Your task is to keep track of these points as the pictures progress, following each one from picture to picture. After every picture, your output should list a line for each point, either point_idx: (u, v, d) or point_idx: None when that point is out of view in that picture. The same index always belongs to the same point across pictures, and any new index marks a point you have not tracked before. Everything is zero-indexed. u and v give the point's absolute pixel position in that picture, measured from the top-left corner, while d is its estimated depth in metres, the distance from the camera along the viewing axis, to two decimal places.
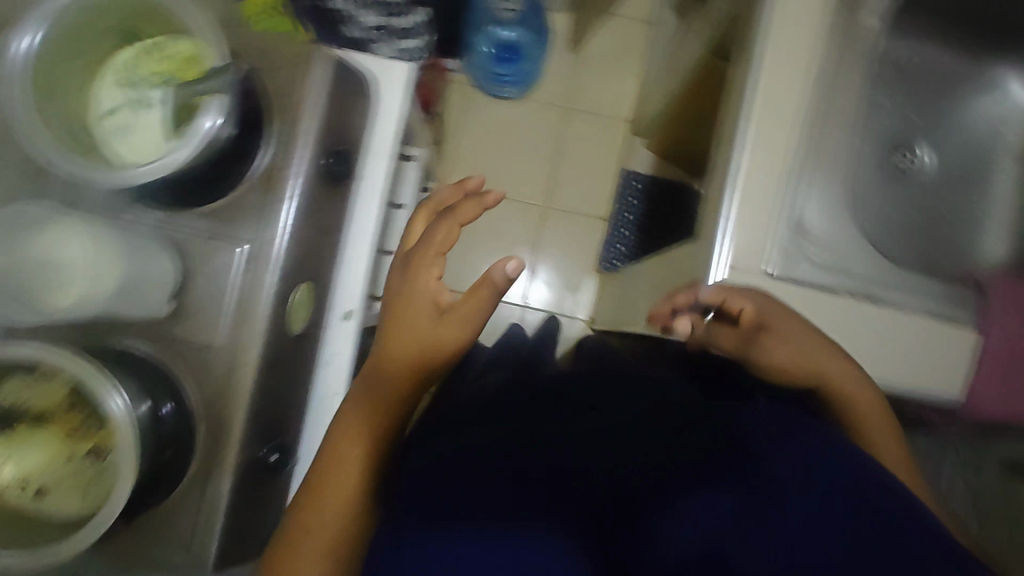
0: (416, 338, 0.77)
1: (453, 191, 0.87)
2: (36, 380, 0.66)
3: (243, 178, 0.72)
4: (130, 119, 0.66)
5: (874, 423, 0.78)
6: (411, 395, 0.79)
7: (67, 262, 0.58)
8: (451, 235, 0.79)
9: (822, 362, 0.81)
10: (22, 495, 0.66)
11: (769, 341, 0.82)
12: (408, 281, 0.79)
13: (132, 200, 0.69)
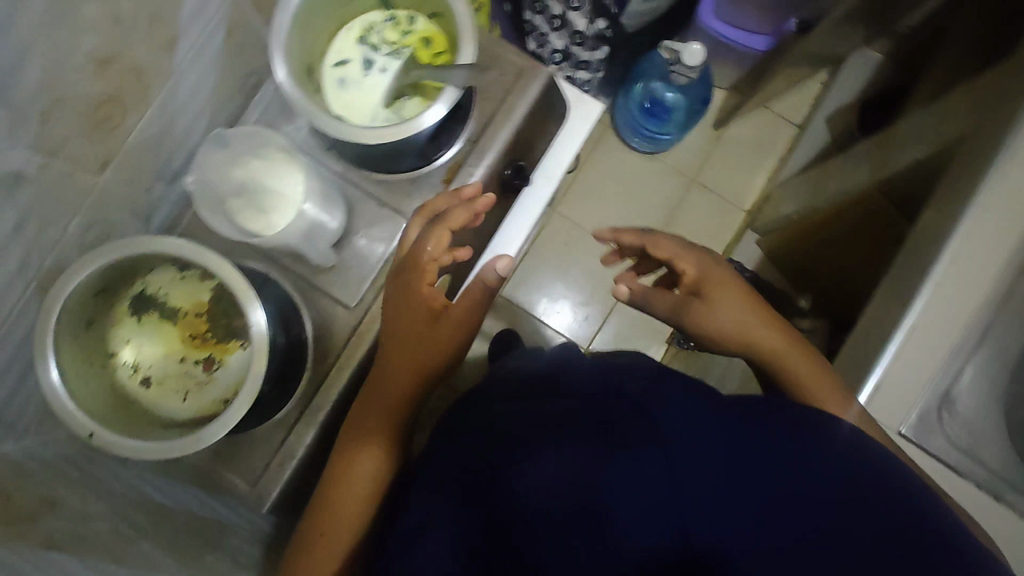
0: (413, 344, 0.72)
1: (447, 197, 0.71)
2: (186, 279, 0.69)
3: (430, 165, 0.74)
4: (358, 76, 0.70)
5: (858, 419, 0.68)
6: (413, 388, 0.75)
7: (275, 191, 0.61)
8: (441, 244, 0.70)
9: (784, 346, 0.73)
10: (128, 379, 0.68)
11: (716, 308, 0.73)
12: (396, 294, 0.71)
13: (324, 147, 0.72)
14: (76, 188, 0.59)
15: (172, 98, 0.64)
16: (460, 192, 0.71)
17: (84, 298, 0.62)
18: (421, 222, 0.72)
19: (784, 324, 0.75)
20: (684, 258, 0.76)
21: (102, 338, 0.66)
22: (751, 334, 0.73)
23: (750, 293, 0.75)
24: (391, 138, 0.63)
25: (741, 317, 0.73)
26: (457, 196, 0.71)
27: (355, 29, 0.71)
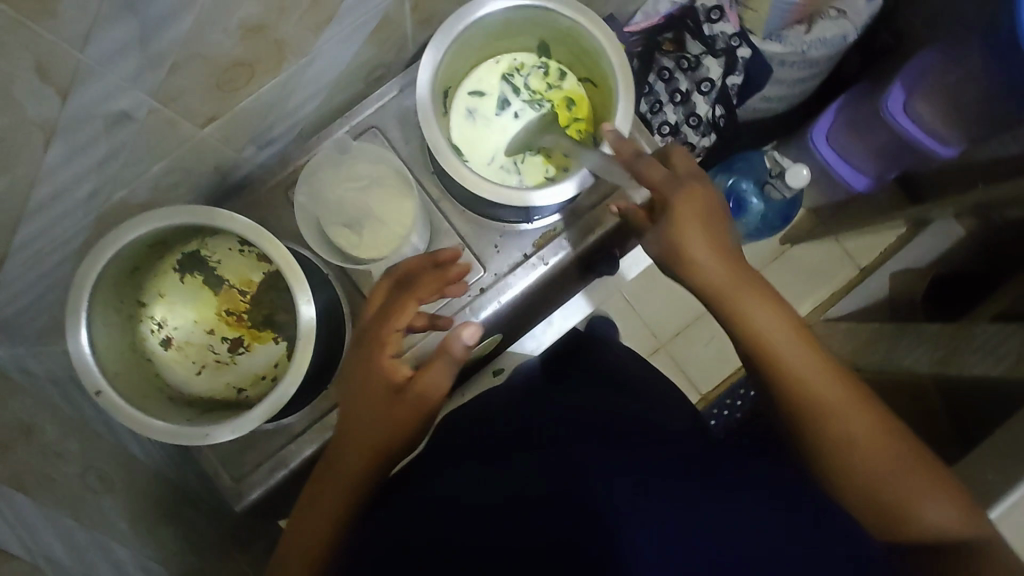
0: (367, 424, 0.53)
1: (420, 259, 0.61)
2: (245, 253, 0.66)
3: (528, 226, 0.70)
4: (488, 118, 0.67)
5: (825, 383, 0.49)
6: (375, 472, 0.54)
7: (373, 215, 0.64)
8: (406, 312, 0.55)
9: (728, 277, 0.52)
10: (150, 334, 0.63)
11: (671, 219, 0.52)
12: (353, 367, 0.56)
13: (429, 171, 0.71)
14: (174, 137, 0.55)
15: (300, 74, 0.60)
16: (438, 254, 0.61)
17: (139, 245, 0.58)
18: (388, 287, 0.59)
19: (736, 248, 0.53)
20: (649, 162, 0.55)
21: (139, 286, 0.62)
22: (693, 260, 0.52)
23: (722, 230, 0.53)
24: (503, 200, 0.60)
25: (677, 233, 0.52)
26: (432, 259, 0.60)
27: (503, 69, 0.68)
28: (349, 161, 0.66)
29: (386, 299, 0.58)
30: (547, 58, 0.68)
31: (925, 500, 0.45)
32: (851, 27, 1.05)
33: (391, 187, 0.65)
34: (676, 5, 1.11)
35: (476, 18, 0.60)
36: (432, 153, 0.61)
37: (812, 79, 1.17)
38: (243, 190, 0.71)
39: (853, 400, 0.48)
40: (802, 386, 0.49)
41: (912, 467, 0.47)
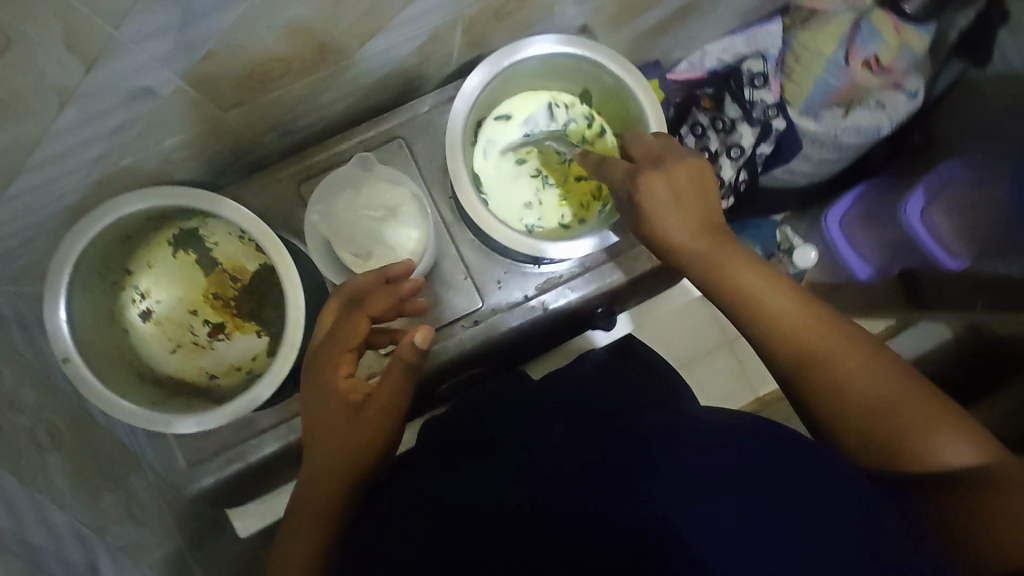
0: (329, 448, 0.50)
1: (371, 275, 0.57)
2: (242, 241, 0.64)
3: (533, 268, 0.69)
4: (517, 155, 0.67)
5: (810, 329, 0.46)
6: (353, 489, 0.51)
7: (378, 244, 0.62)
8: (359, 330, 0.53)
9: (704, 242, 0.50)
10: (130, 304, 0.62)
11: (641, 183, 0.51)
12: (307, 392, 0.52)
13: (446, 194, 0.70)
14: (195, 116, 0.53)
15: (341, 72, 0.58)
16: (388, 270, 0.58)
17: (138, 217, 0.57)
18: (339, 304, 0.56)
19: (712, 215, 0.51)
20: (620, 162, 0.54)
21: (129, 254, 0.60)
22: (663, 224, 0.50)
23: (697, 182, 0.51)
24: (509, 246, 0.60)
25: (651, 210, 0.50)
26: (382, 273, 0.57)
27: (542, 107, 0.68)
28: (365, 185, 0.64)
29: (339, 317, 0.55)
30: (587, 105, 0.69)
31: (942, 434, 0.40)
32: (887, 120, 1.06)
33: (403, 219, 0.63)
34: (722, 62, 1.10)
35: (519, 57, 0.61)
36: (452, 182, 0.61)
37: (838, 165, 1.16)
38: (253, 172, 0.68)
39: (845, 341, 0.45)
40: (791, 335, 0.46)
41: (921, 402, 0.42)
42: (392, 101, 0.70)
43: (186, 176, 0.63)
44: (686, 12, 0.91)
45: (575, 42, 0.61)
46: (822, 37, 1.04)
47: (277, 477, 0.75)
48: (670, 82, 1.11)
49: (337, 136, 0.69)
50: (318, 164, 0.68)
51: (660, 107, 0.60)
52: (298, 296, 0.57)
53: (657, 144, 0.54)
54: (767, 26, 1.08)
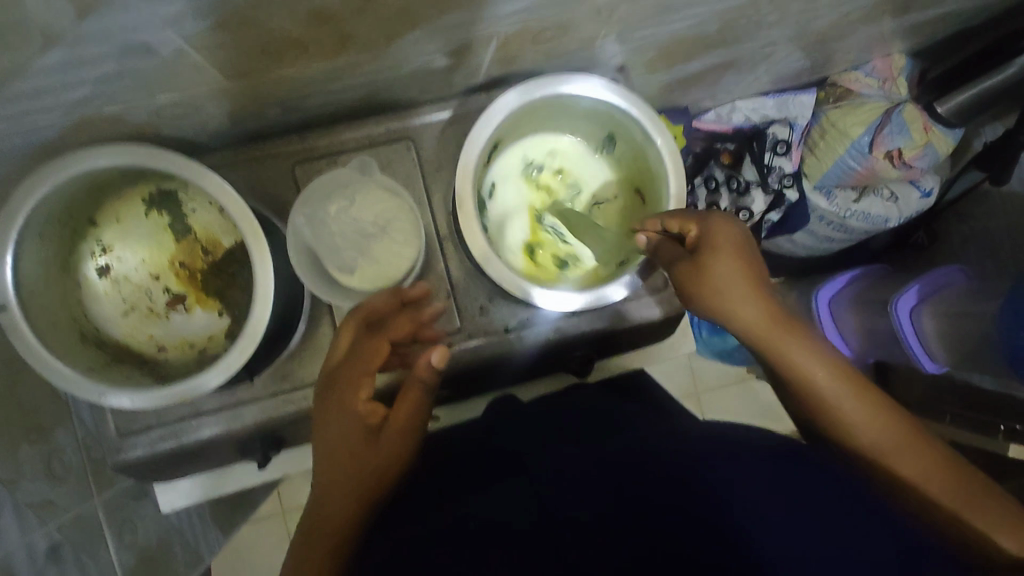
0: (350, 473, 0.52)
1: (386, 296, 0.58)
2: (221, 213, 0.60)
3: (519, 301, 0.66)
4: (524, 193, 0.66)
5: (871, 428, 0.48)
6: (372, 501, 0.53)
7: (364, 255, 0.59)
8: (379, 355, 0.57)
9: (773, 326, 0.49)
10: (89, 257, 0.58)
11: (705, 259, 0.50)
12: (323, 412, 0.54)
13: (447, 207, 0.67)
14: (194, 79, 0.49)
15: (363, 63, 0.55)
16: (403, 292, 0.59)
17: (109, 171, 0.53)
18: (354, 326, 0.57)
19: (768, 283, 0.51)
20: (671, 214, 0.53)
21: (96, 204, 0.57)
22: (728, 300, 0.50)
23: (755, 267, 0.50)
24: (502, 285, 0.57)
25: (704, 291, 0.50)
26: (397, 296, 0.58)
27: (557, 146, 0.67)
28: (360, 190, 0.60)
29: (355, 340, 0.57)
30: (608, 152, 0.66)
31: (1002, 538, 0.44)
32: (896, 213, 1.07)
33: (392, 237, 0.60)
34: (749, 121, 1.08)
35: (547, 91, 0.58)
36: (456, 212, 0.58)
37: (840, 243, 1.16)
38: (248, 142, 0.65)
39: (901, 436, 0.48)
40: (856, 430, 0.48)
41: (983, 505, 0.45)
42: (409, 99, 0.67)
43: (176, 134, 0.59)
44: (725, 68, 0.89)
45: (611, 91, 0.59)
46: (852, 119, 1.02)
47: (209, 461, 0.71)
48: (694, 128, 1.10)
49: (344, 123, 0.65)
50: (319, 149, 0.65)
51: (683, 173, 0.59)
52: (268, 289, 0.53)
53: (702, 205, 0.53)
54: (800, 96, 1.06)
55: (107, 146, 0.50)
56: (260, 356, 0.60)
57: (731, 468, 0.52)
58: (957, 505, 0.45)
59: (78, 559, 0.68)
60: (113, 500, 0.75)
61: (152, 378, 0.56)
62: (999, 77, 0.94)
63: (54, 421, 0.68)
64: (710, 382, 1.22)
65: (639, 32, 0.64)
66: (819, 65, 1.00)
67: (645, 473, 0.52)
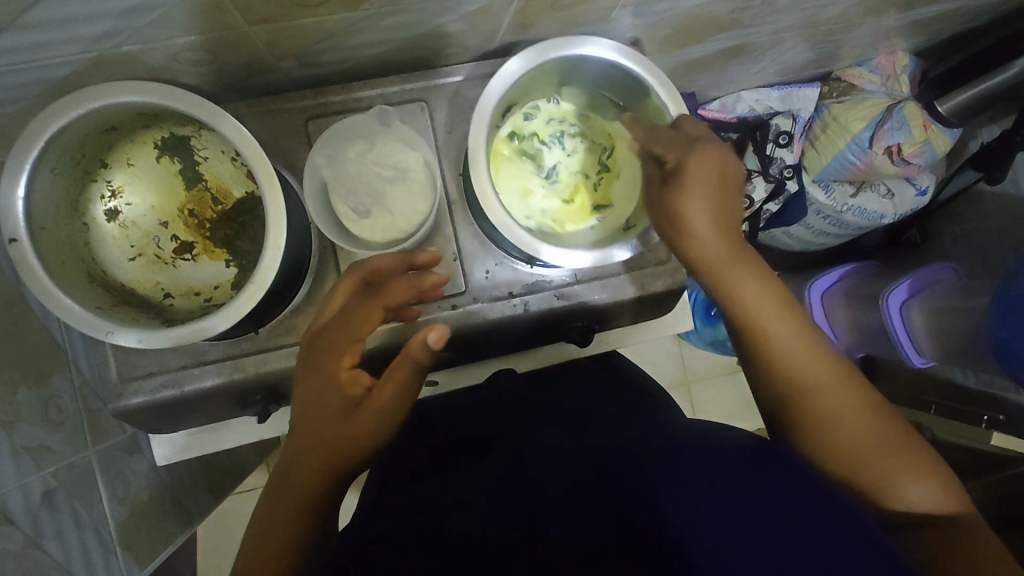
0: (325, 440, 0.53)
1: (391, 259, 0.58)
2: (234, 162, 0.60)
3: (524, 267, 0.67)
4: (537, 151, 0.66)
5: (809, 363, 0.54)
6: (338, 472, 0.54)
7: (377, 205, 0.60)
8: (373, 318, 0.57)
9: (724, 259, 0.56)
10: (98, 199, 0.58)
11: (679, 191, 0.55)
12: (305, 374, 0.55)
13: (456, 170, 0.67)
14: (215, 20, 0.49)
15: (380, 17, 0.55)
16: (412, 258, 0.59)
17: (125, 111, 0.53)
18: (353, 285, 0.57)
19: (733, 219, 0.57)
20: (665, 136, 0.57)
21: (108, 146, 0.56)
22: (694, 228, 0.55)
23: (724, 203, 0.56)
24: (511, 241, 0.58)
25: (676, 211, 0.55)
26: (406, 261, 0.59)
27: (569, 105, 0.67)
28: (380, 140, 0.61)
29: (350, 300, 0.57)
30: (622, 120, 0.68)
31: (908, 484, 0.49)
32: (891, 209, 1.10)
33: (410, 185, 0.61)
34: (753, 112, 1.09)
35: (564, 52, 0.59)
36: (469, 170, 0.59)
37: (834, 239, 1.18)
38: (261, 95, 0.65)
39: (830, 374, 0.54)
40: (791, 363, 0.54)
41: (897, 447, 0.51)
42: (424, 61, 0.67)
43: (191, 81, 0.59)
44: (734, 53, 0.90)
45: (626, 55, 0.59)
46: (854, 113, 1.03)
47: (207, 414, 0.71)
48: (699, 116, 1.09)
49: (359, 81, 0.65)
50: (332, 105, 0.65)
51: None
52: (280, 234, 0.53)
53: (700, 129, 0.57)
54: (804, 89, 1.08)
55: (125, 83, 0.50)
56: (266, 307, 0.60)
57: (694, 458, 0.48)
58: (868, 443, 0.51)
59: (72, 506, 0.68)
60: (106, 452, 0.75)
61: (158, 321, 0.56)
62: (1003, 75, 0.94)
63: (52, 367, 0.68)
64: (700, 372, 1.24)
65: (656, 6, 0.65)
66: (825, 59, 1.01)
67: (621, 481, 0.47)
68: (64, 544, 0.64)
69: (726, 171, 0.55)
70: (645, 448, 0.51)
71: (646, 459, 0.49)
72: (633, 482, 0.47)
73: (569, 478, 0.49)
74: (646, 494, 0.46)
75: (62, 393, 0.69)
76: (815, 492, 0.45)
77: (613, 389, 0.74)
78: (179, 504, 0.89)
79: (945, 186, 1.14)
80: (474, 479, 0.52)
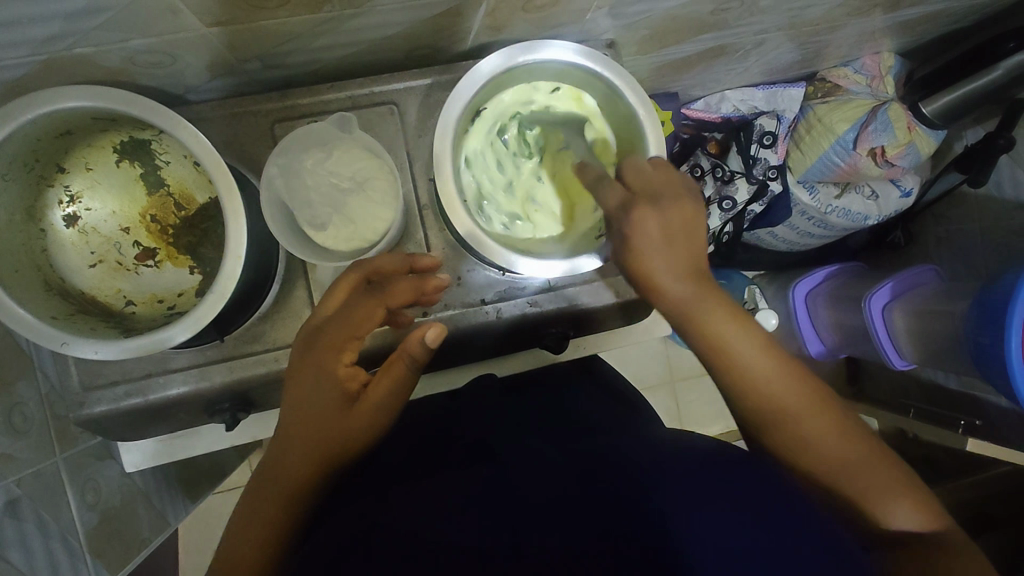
0: (317, 434, 0.52)
1: (396, 261, 0.58)
2: (196, 167, 0.59)
3: (497, 274, 0.66)
4: (511, 157, 0.65)
5: (789, 397, 0.52)
6: (326, 470, 0.53)
7: (339, 216, 0.57)
8: (375, 316, 0.55)
9: (694, 300, 0.52)
10: (56, 204, 0.56)
11: (640, 230, 0.52)
12: (302, 364, 0.53)
13: (428, 176, 0.66)
14: (168, 23, 0.48)
15: (344, 20, 0.53)
16: (415, 261, 0.59)
17: (79, 115, 0.51)
18: (356, 281, 0.56)
19: (701, 263, 0.53)
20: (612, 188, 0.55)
21: (65, 150, 0.55)
22: (661, 280, 0.52)
23: (689, 238, 0.53)
24: (480, 252, 0.57)
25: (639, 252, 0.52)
26: (409, 262, 0.58)
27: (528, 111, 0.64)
28: (340, 145, 0.59)
29: (353, 295, 0.56)
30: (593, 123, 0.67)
31: (890, 501, 0.49)
32: (875, 211, 1.09)
33: (370, 195, 0.58)
34: (737, 112, 1.10)
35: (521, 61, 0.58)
36: (435, 178, 0.58)
37: (818, 240, 1.18)
38: (227, 97, 0.63)
39: (808, 403, 0.52)
40: (779, 406, 0.52)
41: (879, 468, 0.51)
42: (396, 62, 0.66)
43: (152, 82, 0.57)
44: (716, 54, 0.89)
45: (584, 55, 0.58)
46: (838, 115, 1.01)
47: (178, 420, 0.70)
48: (683, 116, 1.11)
49: (327, 84, 0.64)
50: (301, 108, 0.64)
51: (664, 144, 0.59)
52: (240, 243, 0.52)
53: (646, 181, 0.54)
54: (790, 90, 1.07)
55: (77, 88, 0.49)
56: (230, 315, 0.59)
57: (686, 473, 0.48)
58: (848, 471, 0.50)
59: (38, 513, 0.66)
60: (76, 457, 0.74)
61: (116, 331, 0.55)
62: (986, 79, 0.94)
63: (16, 373, 0.67)
64: (685, 371, 1.23)
65: (632, 8, 0.63)
66: (810, 58, 1.00)
67: (604, 490, 0.47)
68: (29, 555, 0.63)
69: (681, 205, 0.53)
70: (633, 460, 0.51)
71: (635, 472, 0.49)
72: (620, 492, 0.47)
73: (551, 493, 0.47)
74: (641, 503, 0.46)
75: (27, 401, 0.67)
76: (801, 505, 0.46)
77: (596, 390, 0.74)
78: (154, 506, 0.88)
79: (929, 187, 1.14)
80: (444, 482, 0.51)
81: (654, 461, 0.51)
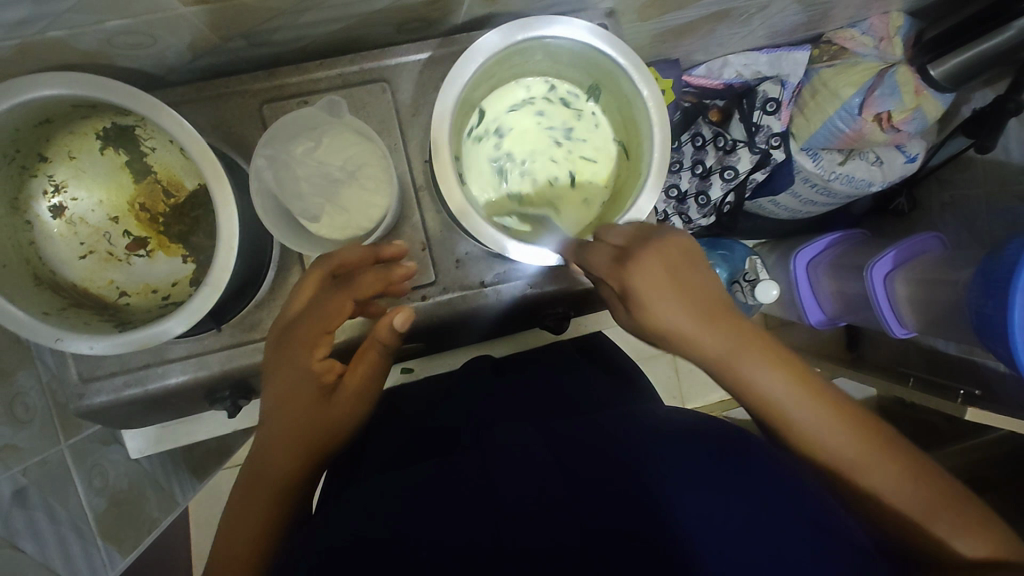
0: (296, 429, 0.52)
1: (361, 250, 0.55)
2: (183, 153, 0.57)
3: (496, 256, 0.65)
4: (513, 141, 0.64)
5: (834, 437, 0.50)
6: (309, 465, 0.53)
7: (331, 206, 0.56)
8: (344, 312, 0.54)
9: (722, 351, 0.50)
10: (41, 195, 0.55)
11: (643, 279, 0.50)
12: (276, 363, 0.53)
13: (423, 156, 0.64)
14: (145, 4, 0.45)
15: None
16: (379, 251, 0.56)
17: (58, 103, 0.49)
18: (321, 276, 0.55)
19: (721, 305, 0.51)
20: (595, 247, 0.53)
21: (47, 138, 0.53)
22: (687, 333, 0.50)
23: (702, 284, 0.51)
24: (476, 237, 0.56)
25: (650, 305, 0.50)
26: (374, 253, 0.56)
27: (528, 97, 0.65)
28: (330, 130, 0.57)
29: (321, 290, 0.55)
30: (594, 101, 0.65)
31: (949, 530, 0.47)
32: (880, 177, 1.06)
33: (362, 183, 0.57)
34: (740, 78, 1.07)
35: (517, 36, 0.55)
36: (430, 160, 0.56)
37: (821, 208, 1.15)
38: (213, 77, 0.61)
39: (857, 443, 0.49)
40: (831, 453, 0.50)
41: (938, 495, 0.48)
42: (386, 36, 0.63)
43: (133, 64, 0.54)
44: (721, 18, 0.85)
45: (594, 34, 0.56)
46: (844, 79, 0.98)
47: (178, 407, 0.70)
48: (684, 84, 1.09)
49: (317, 61, 0.62)
50: (290, 87, 0.61)
51: (670, 126, 0.58)
52: (232, 233, 0.50)
53: (632, 235, 0.52)
54: (794, 52, 1.03)
55: (49, 75, 0.47)
56: (227, 304, 0.59)
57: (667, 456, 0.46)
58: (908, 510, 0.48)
59: (46, 501, 0.67)
60: (80, 445, 0.74)
61: (111, 324, 0.54)
62: (997, 40, 0.90)
63: (15, 363, 0.66)
64: None
65: None
66: (816, 20, 0.97)
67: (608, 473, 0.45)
68: (39, 542, 0.64)
69: (680, 252, 0.51)
70: (627, 440, 0.49)
71: (631, 451, 0.47)
72: (624, 490, 0.44)
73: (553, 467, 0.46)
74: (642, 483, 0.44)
75: (28, 390, 0.67)
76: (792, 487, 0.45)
77: (599, 364, 0.73)
78: (161, 484, 0.89)
79: (934, 153, 1.12)
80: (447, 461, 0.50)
81: (645, 438, 0.49)
